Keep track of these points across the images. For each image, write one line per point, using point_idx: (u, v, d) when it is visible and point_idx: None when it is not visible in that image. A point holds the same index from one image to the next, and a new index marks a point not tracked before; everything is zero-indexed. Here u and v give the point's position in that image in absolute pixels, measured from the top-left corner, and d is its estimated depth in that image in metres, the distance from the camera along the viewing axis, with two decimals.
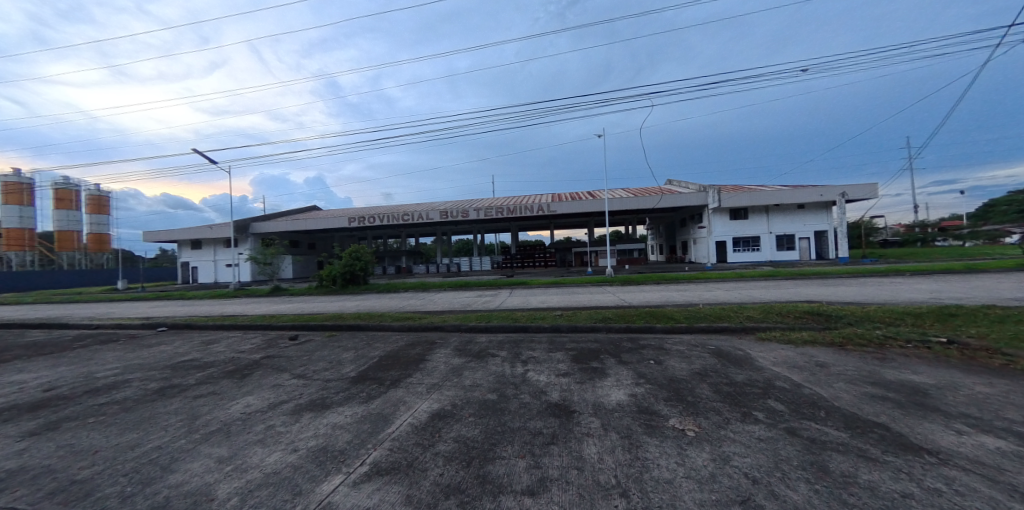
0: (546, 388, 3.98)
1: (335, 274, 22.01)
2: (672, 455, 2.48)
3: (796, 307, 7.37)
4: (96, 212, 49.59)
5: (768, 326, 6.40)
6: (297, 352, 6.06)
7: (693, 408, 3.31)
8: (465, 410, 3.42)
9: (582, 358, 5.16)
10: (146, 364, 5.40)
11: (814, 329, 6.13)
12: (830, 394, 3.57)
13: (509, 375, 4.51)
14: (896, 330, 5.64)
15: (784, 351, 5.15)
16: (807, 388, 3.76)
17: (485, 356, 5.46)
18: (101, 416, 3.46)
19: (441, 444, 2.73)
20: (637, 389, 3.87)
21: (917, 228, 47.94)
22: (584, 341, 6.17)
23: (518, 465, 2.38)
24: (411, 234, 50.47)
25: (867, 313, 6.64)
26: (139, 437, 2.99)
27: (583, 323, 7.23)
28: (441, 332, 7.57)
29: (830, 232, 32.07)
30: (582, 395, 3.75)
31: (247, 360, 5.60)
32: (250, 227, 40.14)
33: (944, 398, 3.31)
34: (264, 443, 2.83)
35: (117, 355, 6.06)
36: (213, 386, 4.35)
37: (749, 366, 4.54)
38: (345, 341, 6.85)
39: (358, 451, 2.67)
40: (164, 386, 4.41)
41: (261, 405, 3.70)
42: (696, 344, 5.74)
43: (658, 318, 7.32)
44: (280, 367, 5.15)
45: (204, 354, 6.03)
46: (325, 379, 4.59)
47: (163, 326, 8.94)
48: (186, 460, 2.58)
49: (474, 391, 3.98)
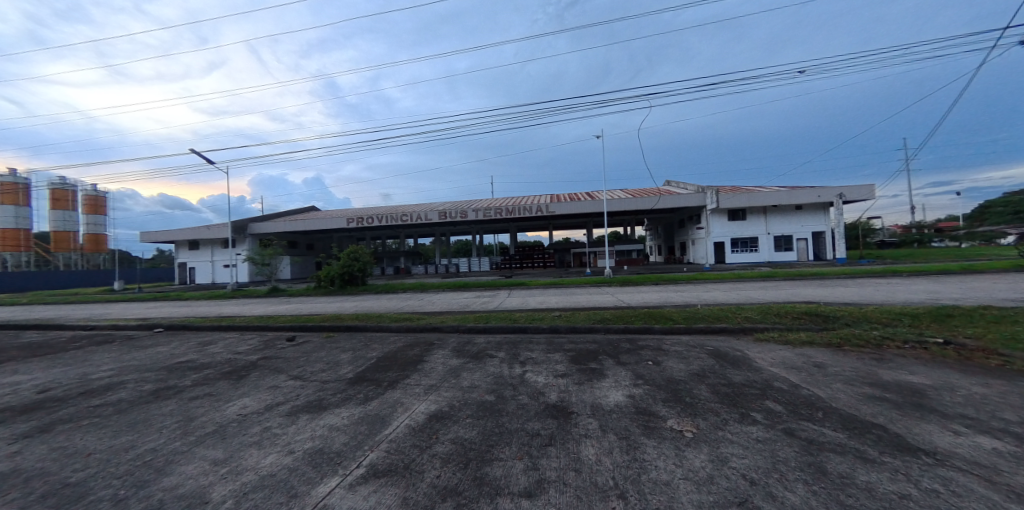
0: (544, 389, 3.98)
1: (334, 275, 21.97)
2: (670, 456, 2.48)
3: (793, 307, 7.41)
4: (93, 212, 49.43)
5: (766, 326, 6.43)
6: (294, 353, 6.04)
7: (692, 409, 3.31)
8: (463, 411, 3.41)
9: (580, 359, 5.16)
10: (143, 365, 5.39)
11: (812, 329, 6.15)
12: (828, 394, 3.58)
13: (507, 376, 4.51)
14: (893, 330, 5.66)
15: (782, 351, 5.16)
16: (805, 388, 3.77)
17: (484, 357, 5.46)
18: (95, 418, 3.44)
19: (438, 446, 2.72)
20: (634, 389, 3.88)
21: (913, 228, 48.35)
22: (582, 342, 6.20)
23: (515, 467, 2.37)
24: (410, 235, 50.50)
25: (865, 313, 6.68)
26: (133, 439, 2.96)
27: (582, 324, 7.25)
28: (439, 333, 7.56)
29: (828, 232, 32.21)
30: (581, 396, 3.74)
31: (244, 361, 5.60)
32: (249, 228, 40.12)
33: (941, 399, 3.32)
34: (260, 445, 2.81)
35: (113, 356, 6.04)
36: (210, 387, 4.34)
37: (747, 367, 4.55)
38: (343, 342, 6.83)
39: (356, 452, 2.66)
40: (160, 387, 4.39)
41: (258, 406, 3.69)
42: (694, 344, 5.76)
43: (656, 318, 7.37)
44: (278, 368, 5.16)
45: (200, 355, 6.01)
46: (323, 379, 4.58)
47: (160, 326, 8.92)
48: (181, 463, 2.56)
49: (472, 392, 3.97)
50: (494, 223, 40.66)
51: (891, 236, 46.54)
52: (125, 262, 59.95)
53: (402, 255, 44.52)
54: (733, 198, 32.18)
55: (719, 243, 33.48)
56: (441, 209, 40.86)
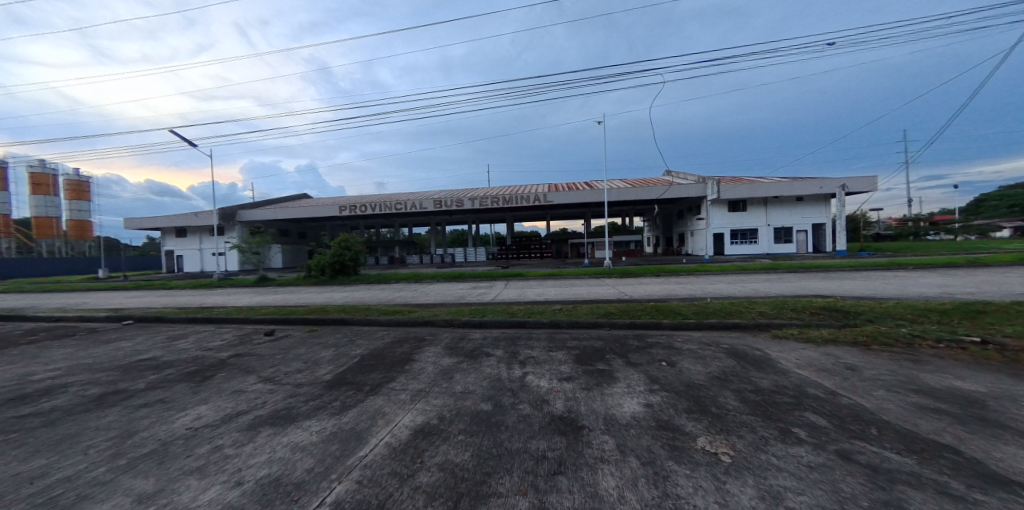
0: (548, 397, 3.46)
1: (324, 264, 21.23)
2: (710, 491, 2.00)
3: (809, 302, 6.92)
4: (76, 198, 47.09)
5: (783, 322, 5.96)
6: (271, 350, 5.48)
7: (722, 423, 2.83)
8: (455, 425, 2.90)
9: (586, 359, 4.67)
10: (95, 365, 4.76)
11: (832, 326, 5.69)
12: (872, 404, 3.11)
13: (505, 379, 3.98)
14: (922, 327, 5.22)
15: (806, 352, 4.68)
16: (845, 396, 3.30)
17: (479, 356, 4.94)
18: (14, 433, 2.85)
19: (422, 475, 2.22)
20: (651, 397, 3.38)
21: (911, 221, 48.53)
22: (586, 339, 5.67)
23: (517, 508, 1.86)
24: (406, 225, 49.46)
25: (887, 309, 6.21)
26: (49, 463, 2.40)
27: (584, 319, 6.73)
28: (431, 327, 7.03)
29: (829, 224, 31.89)
30: (590, 405, 3.23)
31: (212, 359, 5.00)
32: (237, 215, 39.01)
33: (1006, 411, 2.86)
34: (202, 473, 2.27)
35: (66, 353, 5.38)
36: (166, 392, 3.74)
37: (772, 369, 4.09)
38: (327, 337, 6.30)
39: (318, 484, 2.14)
40: (106, 392, 3.77)
41: (215, 417, 3.13)
42: (708, 342, 5.29)
43: (663, 313, 6.84)
44: (248, 368, 4.57)
45: (164, 352, 5.40)
46: (296, 383, 4.01)
47: (129, 318, 8.25)
48: (96, 499, 2.01)
49: (466, 399, 3.46)
50: (492, 212, 39.82)
51: (886, 230, 46.77)
52: (110, 249, 58.21)
53: (397, 245, 43.86)
54: (735, 189, 31.50)
55: (718, 235, 33.14)
56: (437, 197, 39.91)
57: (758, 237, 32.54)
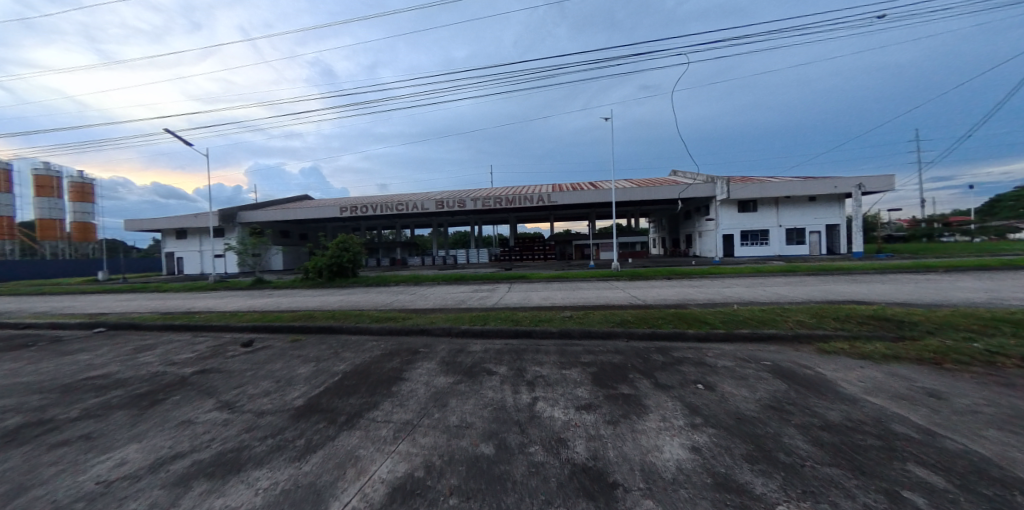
0: (565, 434, 2.75)
1: (322, 266, 20.62)
2: None
3: (852, 310, 6.14)
4: (80, 199, 46.87)
5: (828, 334, 5.21)
6: (245, 364, 4.84)
7: (802, 481, 2.11)
8: (447, 480, 2.19)
9: (606, 379, 3.97)
10: (35, 384, 4.11)
11: (886, 338, 4.94)
12: (994, 452, 2.36)
13: (511, 407, 3.29)
14: (999, 342, 4.44)
15: (869, 372, 3.93)
16: (948, 438, 2.56)
17: (479, 375, 4.24)
18: None
19: None
20: (696, 436, 2.67)
21: (924, 222, 47.36)
22: (602, 353, 4.96)
23: None
24: (408, 226, 48.96)
25: (948, 319, 5.42)
26: None
27: (598, 328, 6.03)
28: (428, 336, 6.37)
29: (842, 225, 30.99)
30: (621, 449, 2.52)
31: (172, 377, 4.33)
32: (238, 216, 38.85)
33: None
34: None
35: (13, 368, 4.76)
36: (99, 423, 3.08)
37: (835, 396, 3.35)
38: (310, 348, 5.63)
39: None
40: (28, 423, 3.10)
41: (143, 463, 2.45)
42: (745, 358, 4.56)
43: (686, 321, 6.12)
44: (211, 390, 3.91)
45: (122, 367, 4.75)
46: (259, 411, 3.33)
47: (102, 326, 7.65)
48: None
49: (463, 437, 2.76)
50: (494, 213, 39.24)
51: (898, 232, 45.77)
52: (114, 251, 58.22)
53: (398, 246, 43.38)
54: (745, 188, 30.63)
55: (727, 236, 32.29)
56: (438, 198, 39.23)
57: (769, 238, 31.62)
